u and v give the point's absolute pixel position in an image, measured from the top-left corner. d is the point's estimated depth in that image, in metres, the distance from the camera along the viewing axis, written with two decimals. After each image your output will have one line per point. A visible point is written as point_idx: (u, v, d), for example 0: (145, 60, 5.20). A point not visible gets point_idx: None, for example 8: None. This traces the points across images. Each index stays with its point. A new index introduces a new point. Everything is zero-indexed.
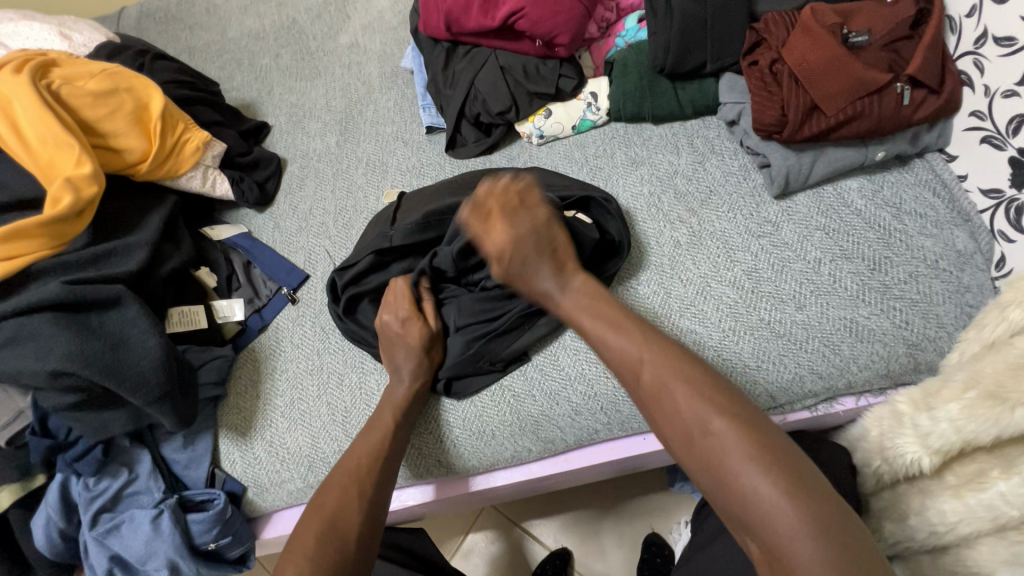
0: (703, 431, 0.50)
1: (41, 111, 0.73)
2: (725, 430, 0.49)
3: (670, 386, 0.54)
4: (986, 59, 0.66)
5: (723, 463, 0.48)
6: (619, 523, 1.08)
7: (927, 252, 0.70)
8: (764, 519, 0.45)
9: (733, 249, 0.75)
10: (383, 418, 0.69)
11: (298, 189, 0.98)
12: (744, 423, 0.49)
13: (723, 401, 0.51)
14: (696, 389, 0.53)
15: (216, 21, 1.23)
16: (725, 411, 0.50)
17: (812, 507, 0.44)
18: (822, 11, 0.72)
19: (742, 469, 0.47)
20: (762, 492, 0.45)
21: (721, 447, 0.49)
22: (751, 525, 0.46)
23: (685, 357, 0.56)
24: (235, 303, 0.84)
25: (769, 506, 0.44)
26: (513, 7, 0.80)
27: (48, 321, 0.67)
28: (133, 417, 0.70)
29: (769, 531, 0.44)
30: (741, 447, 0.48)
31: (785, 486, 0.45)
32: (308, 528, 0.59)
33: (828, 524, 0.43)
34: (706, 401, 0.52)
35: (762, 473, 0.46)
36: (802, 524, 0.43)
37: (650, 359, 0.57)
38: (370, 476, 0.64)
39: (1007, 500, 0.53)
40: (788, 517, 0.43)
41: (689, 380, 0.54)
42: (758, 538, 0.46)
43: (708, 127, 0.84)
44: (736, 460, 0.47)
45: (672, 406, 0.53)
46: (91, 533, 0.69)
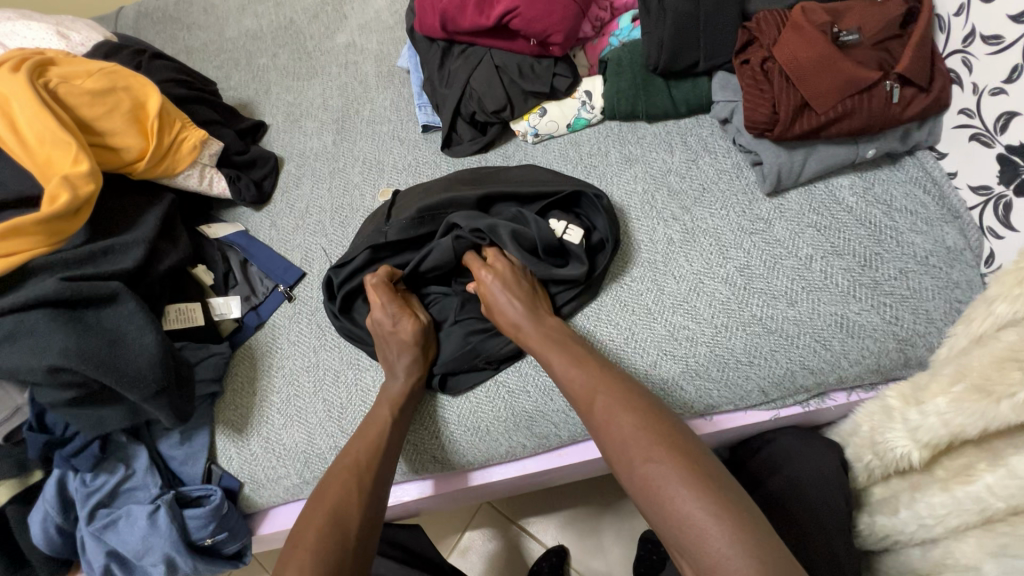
0: (638, 455, 0.52)
1: (39, 110, 0.74)
2: (660, 456, 0.51)
3: (612, 413, 0.57)
4: (975, 57, 0.66)
5: (655, 486, 0.50)
6: (615, 521, 1.08)
7: (917, 249, 0.70)
8: (695, 539, 0.46)
9: (726, 246, 0.75)
10: (381, 414, 0.69)
11: (295, 188, 0.98)
12: (677, 447, 0.52)
13: (659, 427, 0.54)
14: (635, 415, 0.56)
15: (214, 21, 1.24)
16: (660, 436, 0.53)
17: (738, 526, 0.45)
18: (813, 10, 0.73)
19: (672, 489, 0.49)
20: (690, 511, 0.47)
21: (654, 468, 0.51)
22: (683, 546, 0.47)
23: (628, 387, 0.59)
24: (232, 300, 0.84)
25: (698, 526, 0.46)
26: (507, 6, 0.81)
27: (46, 317, 0.68)
28: (130, 413, 0.71)
29: (700, 550, 0.46)
30: (671, 471, 0.50)
31: (713, 506, 0.47)
32: (311, 522, 0.58)
33: (756, 542, 0.45)
34: (645, 426, 0.54)
35: (690, 493, 0.48)
36: (728, 543, 0.45)
37: (597, 389, 0.60)
38: (370, 471, 0.64)
39: (993, 492, 0.52)
40: (714, 537, 0.45)
41: (628, 407, 0.57)
42: (690, 559, 0.47)
43: (701, 125, 0.85)
44: (667, 483, 0.49)
45: (613, 433, 0.56)
46: (88, 529, 0.70)
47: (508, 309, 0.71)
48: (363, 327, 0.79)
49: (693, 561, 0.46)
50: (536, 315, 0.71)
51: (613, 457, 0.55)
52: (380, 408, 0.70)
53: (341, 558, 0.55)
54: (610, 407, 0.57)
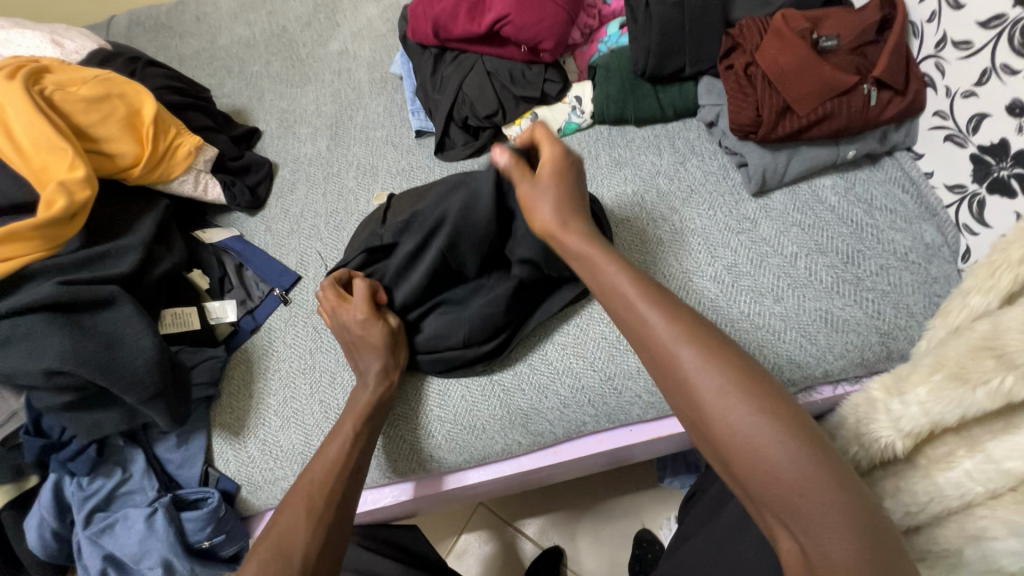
0: (741, 406, 0.43)
1: (35, 117, 0.75)
2: (765, 411, 0.42)
3: (703, 363, 0.45)
4: (947, 62, 0.69)
5: (763, 453, 0.41)
6: (610, 520, 1.10)
7: (897, 246, 0.73)
8: (808, 512, 0.40)
9: (714, 245, 0.77)
10: (344, 436, 0.67)
11: (289, 193, 0.99)
12: (787, 408, 0.43)
13: (762, 385, 0.44)
14: (732, 367, 0.45)
15: (207, 28, 1.25)
16: (766, 394, 0.43)
17: (854, 502, 0.40)
18: (793, 17, 0.75)
19: (784, 451, 0.41)
20: (805, 484, 0.40)
21: (759, 425, 0.42)
22: (791, 513, 0.40)
23: (718, 332, 0.48)
24: (227, 304, 0.85)
25: (813, 499, 0.39)
26: (498, 14, 0.83)
27: (43, 322, 0.68)
28: (127, 416, 0.71)
29: (811, 524, 0.39)
30: (780, 428, 0.42)
31: (831, 479, 0.40)
32: (254, 553, 0.55)
33: (869, 520, 0.39)
34: (748, 384, 0.44)
35: (807, 463, 0.40)
36: (846, 521, 0.39)
37: (683, 332, 0.48)
38: (324, 494, 0.61)
39: (972, 476, 0.55)
40: (829, 505, 0.39)
41: (723, 357, 0.46)
42: (794, 525, 0.41)
43: (688, 129, 0.88)
44: (778, 442, 0.41)
45: (705, 385, 0.45)
46: (85, 533, 0.70)
47: (547, 202, 0.63)
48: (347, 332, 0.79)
49: (798, 532, 0.40)
50: (580, 226, 0.62)
51: (701, 409, 0.45)
52: (338, 436, 0.67)
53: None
54: (698, 353, 0.46)
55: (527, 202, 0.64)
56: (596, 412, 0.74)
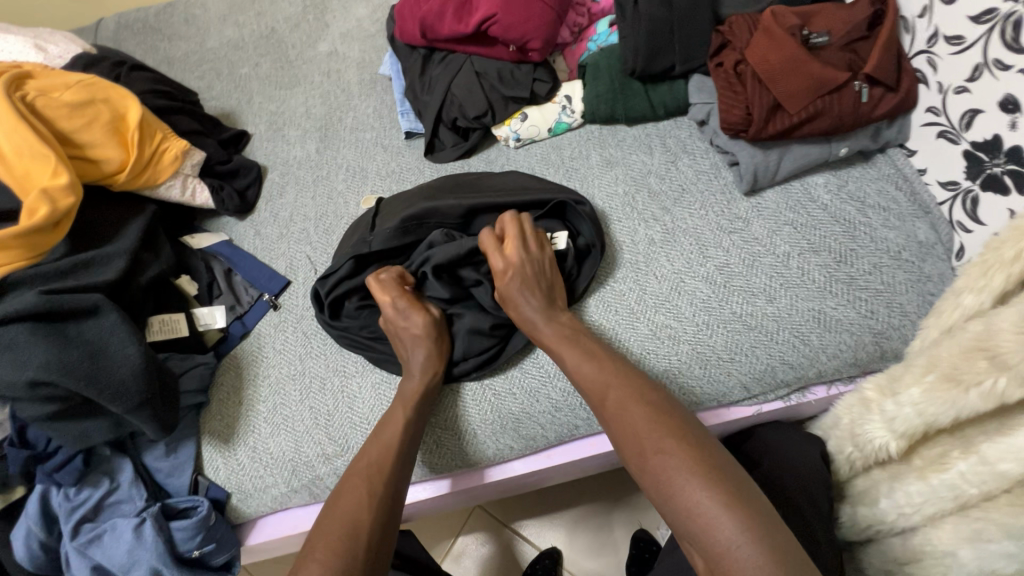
0: (648, 447, 0.53)
1: (17, 123, 0.74)
2: (666, 451, 0.52)
3: (623, 408, 0.57)
4: (939, 57, 0.69)
5: (665, 480, 0.51)
6: (607, 520, 1.09)
7: (890, 244, 0.72)
8: (706, 528, 0.47)
9: (705, 246, 0.77)
10: (397, 421, 0.68)
11: (278, 196, 0.98)
12: (689, 443, 0.52)
13: (670, 425, 0.54)
14: (645, 410, 0.56)
15: (195, 31, 1.24)
16: (672, 432, 0.53)
17: (750, 519, 0.46)
18: (783, 13, 0.75)
19: (685, 484, 0.49)
20: (699, 506, 0.48)
21: (662, 461, 0.52)
22: (696, 538, 0.48)
23: (642, 386, 0.60)
24: (216, 310, 0.84)
25: (707, 516, 0.47)
26: (485, 13, 0.82)
27: (25, 331, 0.67)
28: (114, 425, 0.70)
29: (710, 541, 0.46)
30: (678, 463, 0.51)
31: (724, 502, 0.47)
32: (322, 530, 0.58)
33: (766, 537, 0.45)
34: (655, 425, 0.54)
35: (701, 486, 0.48)
36: (738, 535, 0.45)
37: (610, 385, 0.60)
38: (383, 478, 0.63)
39: (966, 478, 0.54)
40: (723, 527, 0.46)
41: (638, 404, 0.57)
42: (702, 550, 0.47)
43: (680, 127, 0.87)
44: (675, 476, 0.50)
45: (624, 429, 0.56)
46: (73, 544, 0.69)
47: (512, 293, 0.70)
48: (363, 335, 0.79)
49: (704, 552, 0.47)
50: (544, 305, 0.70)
51: (624, 449, 0.56)
52: (389, 421, 0.68)
53: (347, 566, 0.54)
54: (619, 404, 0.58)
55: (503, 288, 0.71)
56: (588, 416, 0.73)
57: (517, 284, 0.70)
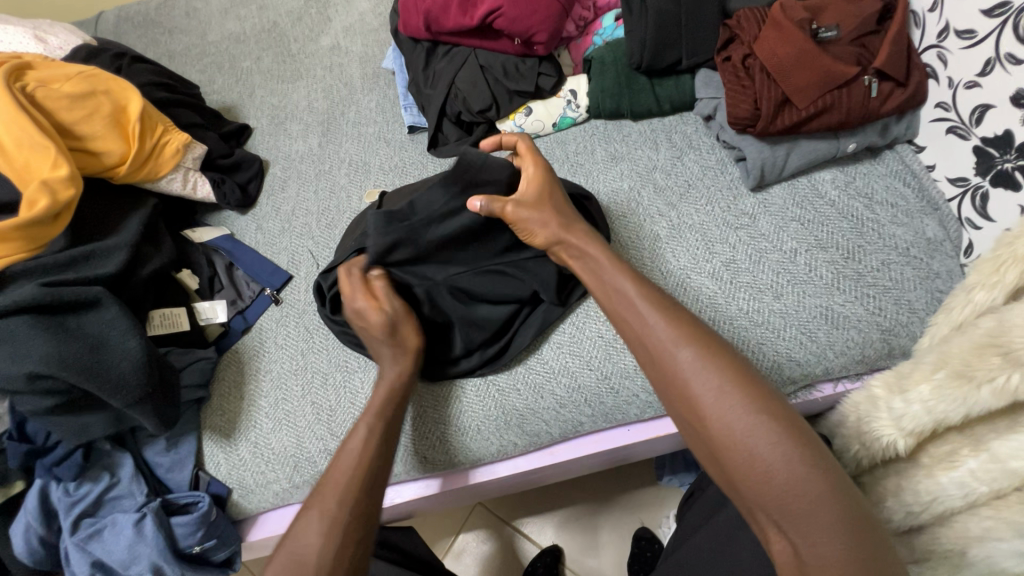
0: (740, 408, 0.46)
1: (16, 113, 0.73)
2: (758, 418, 0.45)
3: (703, 367, 0.49)
4: (949, 52, 0.68)
5: (758, 454, 0.44)
6: (608, 519, 1.09)
7: (899, 241, 0.71)
8: (803, 511, 0.42)
9: (712, 241, 0.76)
10: (360, 437, 0.60)
11: (280, 191, 0.97)
12: (782, 411, 0.46)
13: (756, 384, 0.48)
14: (727, 363, 0.49)
15: (197, 24, 1.23)
16: (760, 394, 0.47)
17: (846, 502, 0.42)
18: (792, 7, 0.74)
19: (782, 455, 0.44)
20: (799, 487, 0.43)
21: (755, 429, 0.45)
22: (784, 515, 0.43)
23: (718, 339, 0.52)
24: (218, 304, 0.84)
25: (806, 496, 0.42)
26: (491, 6, 0.82)
27: (24, 324, 0.66)
28: (115, 420, 0.69)
29: (804, 521, 0.42)
30: (775, 432, 0.45)
31: (825, 482, 0.43)
32: (270, 565, 0.52)
33: (859, 522, 0.42)
34: (743, 385, 0.47)
35: (801, 460, 0.43)
36: (839, 519, 0.42)
37: (684, 332, 0.52)
38: (346, 502, 0.54)
39: (976, 476, 0.53)
40: (821, 508, 0.42)
41: (720, 358, 0.49)
42: (790, 531, 0.43)
43: (686, 123, 0.86)
44: (775, 444, 0.44)
45: (702, 386, 0.48)
46: (72, 538, 0.68)
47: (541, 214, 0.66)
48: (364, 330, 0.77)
49: (790, 531, 0.43)
50: (584, 228, 0.67)
51: (698, 408, 0.48)
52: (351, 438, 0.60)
53: None
54: (697, 355, 0.50)
55: (522, 224, 0.66)
56: (592, 412, 0.73)
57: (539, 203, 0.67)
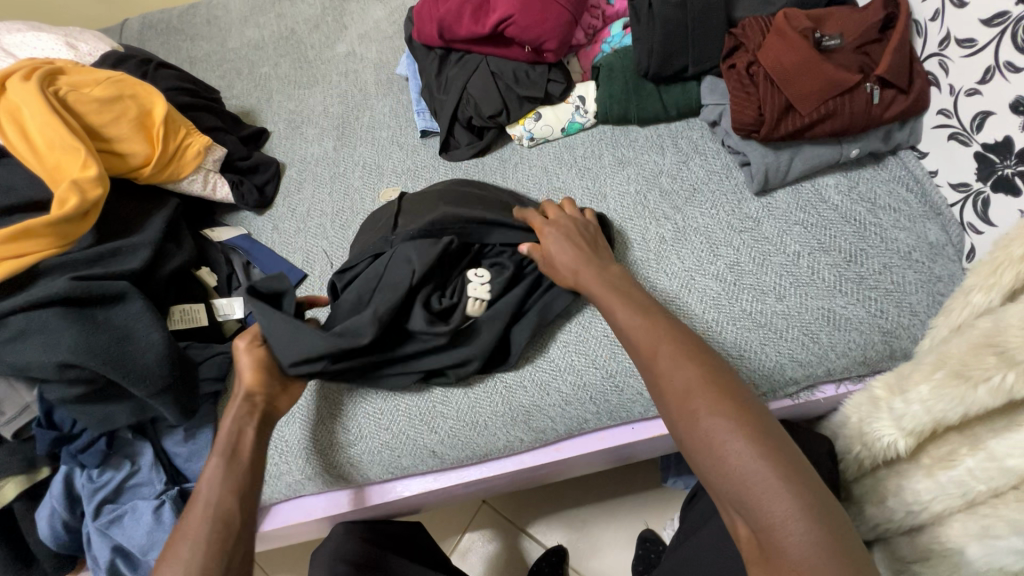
0: (702, 404, 0.48)
1: (49, 116, 0.77)
2: (716, 413, 0.47)
3: (675, 364, 0.52)
4: (951, 60, 0.69)
5: (716, 441, 0.46)
6: (613, 519, 1.10)
7: (900, 245, 0.73)
8: (759, 501, 0.42)
9: (716, 244, 0.77)
10: (208, 498, 0.56)
11: (296, 192, 1.00)
12: (748, 407, 0.47)
13: (725, 384, 0.49)
14: (699, 364, 0.51)
15: (217, 31, 1.27)
16: (725, 393, 0.48)
17: (809, 495, 0.42)
18: (795, 16, 0.76)
19: (741, 448, 0.45)
20: (753, 473, 0.43)
21: (715, 423, 0.46)
22: (744, 505, 0.43)
23: (698, 346, 0.54)
24: (235, 301, 0.86)
25: (763, 486, 0.43)
26: (502, 15, 0.84)
27: (55, 315, 0.69)
28: (137, 409, 0.72)
29: (762, 510, 0.42)
30: (734, 426, 0.46)
31: (781, 470, 0.43)
32: None
33: (824, 516, 0.41)
34: (710, 384, 0.49)
35: (758, 452, 0.44)
36: (798, 510, 0.41)
37: (663, 340, 0.55)
38: (199, 547, 0.52)
39: (975, 475, 0.54)
40: (780, 498, 0.42)
41: (693, 359, 0.52)
42: (750, 521, 0.43)
43: (692, 128, 0.88)
44: (732, 438, 0.45)
45: (672, 385, 0.51)
46: (94, 524, 0.73)
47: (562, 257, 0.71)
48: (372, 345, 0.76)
49: (751, 520, 0.43)
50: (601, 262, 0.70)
51: (669, 406, 0.51)
52: (200, 502, 0.56)
53: None
54: (672, 358, 0.52)
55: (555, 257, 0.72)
56: (598, 410, 0.74)
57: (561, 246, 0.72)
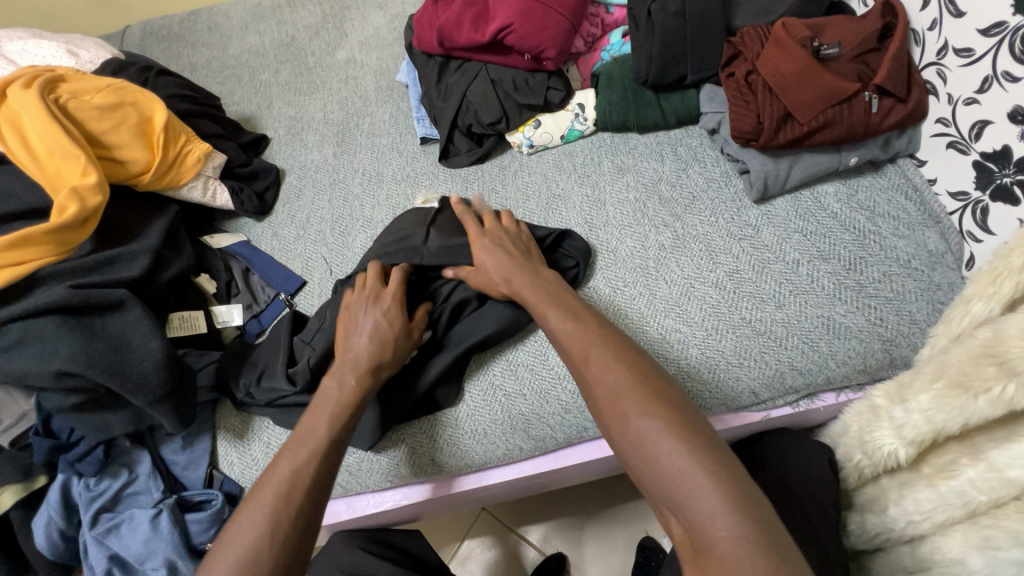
0: (632, 408, 0.49)
1: (49, 123, 0.77)
2: (643, 415, 0.48)
3: (605, 367, 0.53)
4: (949, 69, 0.70)
5: (646, 442, 0.46)
6: (613, 527, 1.09)
7: (900, 253, 0.73)
8: (687, 497, 0.42)
9: (716, 251, 0.77)
10: (291, 469, 0.56)
11: (296, 199, 1.00)
12: (676, 407, 0.48)
13: (653, 386, 0.50)
14: (628, 369, 0.52)
15: (218, 38, 1.27)
16: (653, 395, 0.49)
17: (734, 490, 0.42)
18: (793, 25, 0.76)
19: (668, 447, 0.45)
20: (679, 467, 0.44)
21: (642, 425, 0.47)
22: (673, 502, 0.43)
23: (626, 349, 0.55)
24: (234, 308, 0.87)
25: (689, 483, 0.43)
26: (502, 23, 0.85)
27: (54, 323, 0.69)
28: (135, 418, 0.72)
29: (689, 507, 0.42)
30: (662, 427, 0.46)
31: (708, 460, 0.43)
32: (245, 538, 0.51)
33: (750, 509, 0.41)
34: (637, 386, 0.50)
35: (683, 450, 0.44)
36: (722, 504, 0.41)
37: (592, 345, 0.56)
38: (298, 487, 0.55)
39: (976, 486, 0.54)
40: (703, 493, 0.42)
41: (623, 365, 0.53)
42: (681, 520, 0.43)
43: (691, 136, 0.88)
44: (659, 437, 0.46)
45: (602, 390, 0.52)
46: (92, 533, 0.72)
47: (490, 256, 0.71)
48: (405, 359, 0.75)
49: (682, 518, 0.43)
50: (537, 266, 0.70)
51: (602, 411, 0.51)
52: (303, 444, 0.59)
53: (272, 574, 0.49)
54: (602, 364, 0.53)
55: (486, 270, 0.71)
56: None
57: (489, 252, 0.72)
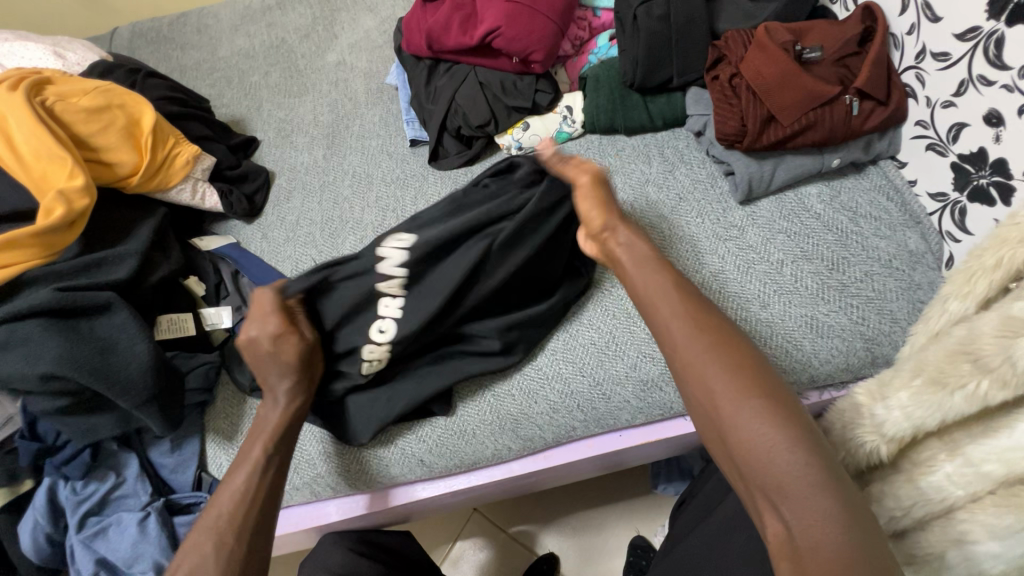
0: (749, 397, 0.47)
1: (35, 126, 0.77)
2: (758, 406, 0.46)
3: (714, 349, 0.50)
4: (926, 73, 0.71)
5: (756, 437, 0.45)
6: (604, 527, 1.10)
7: (882, 253, 0.74)
8: (798, 497, 0.42)
9: (703, 251, 0.78)
10: (243, 482, 0.59)
11: (285, 201, 1.00)
12: (788, 402, 0.47)
13: (766, 377, 0.48)
14: (744, 354, 0.50)
15: (207, 40, 1.27)
16: (768, 387, 0.47)
17: (847, 498, 0.42)
18: (776, 29, 0.78)
19: (783, 444, 0.44)
20: (797, 467, 0.43)
21: (754, 417, 0.46)
22: (781, 499, 0.43)
23: (737, 330, 0.52)
24: (223, 311, 0.86)
25: (803, 483, 0.43)
26: (490, 27, 0.85)
27: (38, 327, 0.69)
28: (122, 420, 0.72)
29: (799, 509, 0.42)
30: (779, 422, 0.45)
31: (825, 470, 0.43)
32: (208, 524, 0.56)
33: (857, 518, 0.42)
34: (751, 374, 0.48)
35: (802, 450, 0.44)
36: (837, 510, 0.42)
37: (703, 321, 0.53)
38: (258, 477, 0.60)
39: (953, 480, 0.55)
40: (816, 498, 0.42)
41: (735, 349, 0.50)
42: (785, 518, 0.43)
43: (677, 138, 0.89)
44: (776, 433, 0.45)
45: (710, 373, 0.49)
46: (78, 536, 0.72)
47: (597, 203, 0.68)
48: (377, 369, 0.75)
49: (785, 516, 0.43)
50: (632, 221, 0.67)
51: (705, 393, 0.49)
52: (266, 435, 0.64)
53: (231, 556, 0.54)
54: (710, 345, 0.50)
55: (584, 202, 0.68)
56: (585, 418, 0.75)
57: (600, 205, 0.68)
